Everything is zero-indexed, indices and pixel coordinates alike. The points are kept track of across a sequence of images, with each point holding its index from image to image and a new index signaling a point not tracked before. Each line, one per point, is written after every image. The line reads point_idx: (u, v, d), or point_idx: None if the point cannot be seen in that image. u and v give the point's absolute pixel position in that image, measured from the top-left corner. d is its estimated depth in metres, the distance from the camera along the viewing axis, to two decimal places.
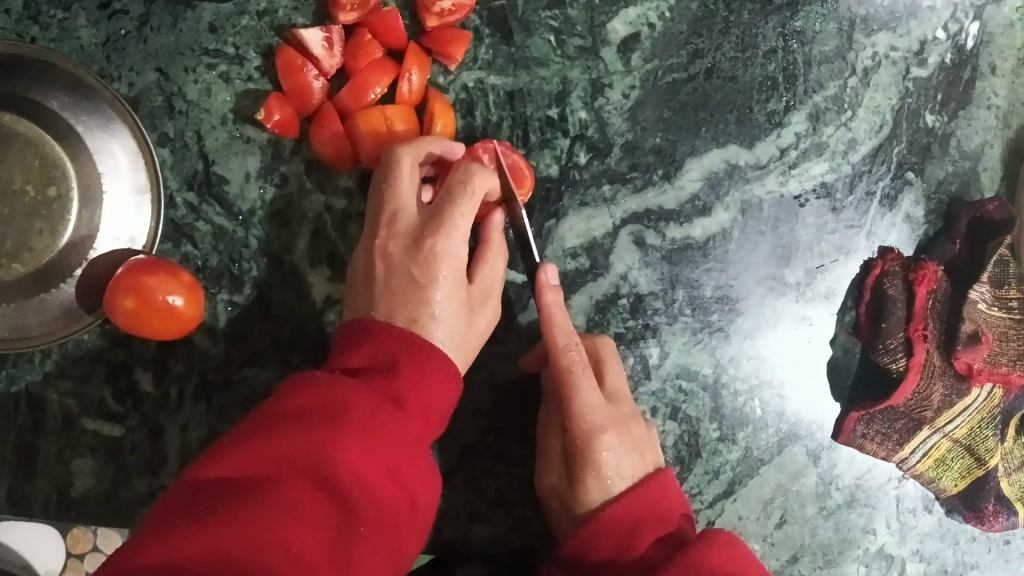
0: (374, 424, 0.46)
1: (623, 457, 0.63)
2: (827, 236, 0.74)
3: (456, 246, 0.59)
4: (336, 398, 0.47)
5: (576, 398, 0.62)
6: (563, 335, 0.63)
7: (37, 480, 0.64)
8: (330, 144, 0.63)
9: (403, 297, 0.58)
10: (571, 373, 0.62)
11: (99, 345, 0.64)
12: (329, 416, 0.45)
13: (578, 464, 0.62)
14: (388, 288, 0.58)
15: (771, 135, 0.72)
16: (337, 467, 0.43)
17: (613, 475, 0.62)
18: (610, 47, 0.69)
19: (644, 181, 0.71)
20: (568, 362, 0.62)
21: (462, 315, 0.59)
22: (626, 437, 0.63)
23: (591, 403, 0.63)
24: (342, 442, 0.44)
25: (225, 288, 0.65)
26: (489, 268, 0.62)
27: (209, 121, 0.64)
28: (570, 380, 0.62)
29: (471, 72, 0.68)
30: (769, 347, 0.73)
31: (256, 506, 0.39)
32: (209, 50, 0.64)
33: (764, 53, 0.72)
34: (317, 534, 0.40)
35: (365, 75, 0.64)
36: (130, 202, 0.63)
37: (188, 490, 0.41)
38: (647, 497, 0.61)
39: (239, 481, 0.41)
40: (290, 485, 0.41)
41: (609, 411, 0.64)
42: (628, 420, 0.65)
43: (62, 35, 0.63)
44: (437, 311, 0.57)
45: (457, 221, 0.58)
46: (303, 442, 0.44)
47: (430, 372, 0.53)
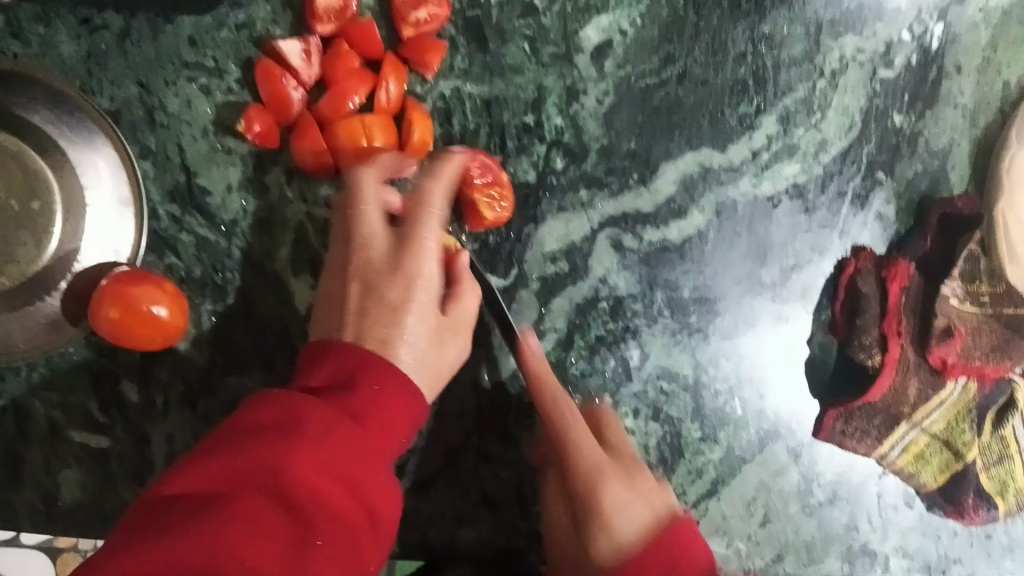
0: (333, 438, 0.45)
1: (630, 498, 0.62)
2: (801, 235, 0.75)
3: (430, 270, 0.58)
4: (294, 413, 0.46)
5: (575, 443, 0.63)
6: (552, 389, 0.65)
7: (25, 490, 0.64)
8: (307, 152, 0.65)
9: (376, 321, 0.56)
10: (565, 424, 0.64)
11: (84, 356, 0.64)
12: (288, 428, 0.45)
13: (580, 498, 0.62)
14: (362, 313, 0.56)
15: (744, 137, 0.74)
16: (291, 482, 0.43)
17: (622, 521, 0.61)
18: (583, 54, 0.71)
19: (621, 185, 0.72)
20: (562, 415, 0.64)
21: (433, 341, 0.58)
22: (630, 483, 0.63)
23: (590, 452, 0.63)
24: (298, 455, 0.44)
25: (209, 297, 0.66)
26: (464, 306, 0.62)
27: (191, 133, 0.65)
28: (567, 429, 0.64)
29: (447, 80, 0.69)
30: (749, 347, 0.75)
31: (202, 526, 0.39)
32: (189, 63, 0.65)
33: (734, 57, 0.73)
34: (268, 551, 0.40)
35: (343, 85, 0.65)
36: (113, 212, 0.64)
37: (149, 505, 0.41)
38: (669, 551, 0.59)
39: (193, 498, 0.41)
40: (245, 499, 0.42)
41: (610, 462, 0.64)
42: (634, 469, 0.65)
43: (44, 50, 0.64)
44: (409, 334, 0.56)
45: (425, 245, 0.59)
46: (260, 455, 0.43)
47: (392, 388, 0.52)
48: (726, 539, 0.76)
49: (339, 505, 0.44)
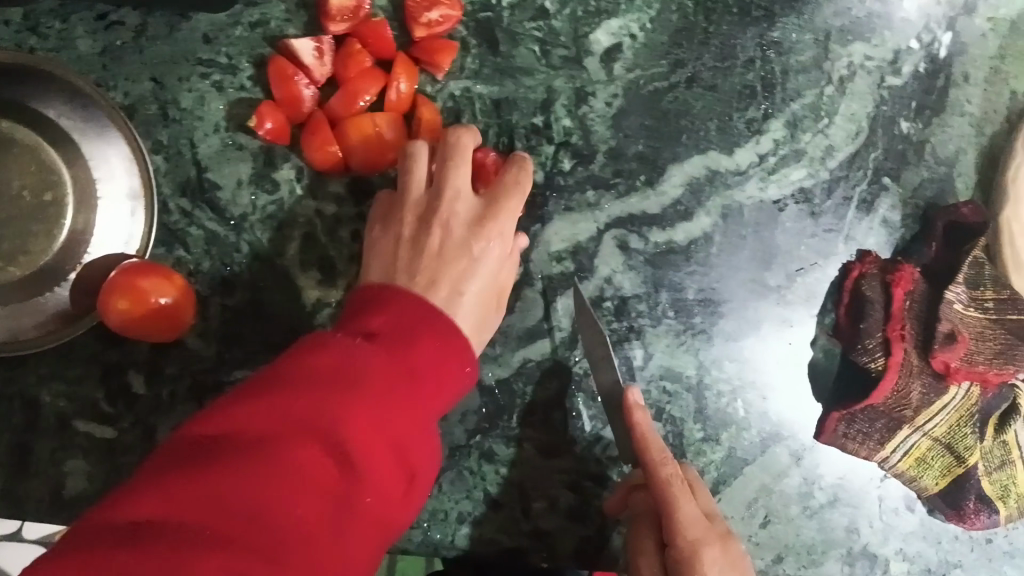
0: (383, 392, 0.46)
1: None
2: (806, 240, 0.76)
3: (502, 232, 0.64)
4: (348, 363, 0.46)
5: (677, 513, 0.61)
6: (658, 451, 0.63)
7: (30, 481, 0.64)
8: (319, 150, 0.65)
9: (453, 268, 0.62)
10: (669, 487, 0.61)
11: (93, 347, 0.65)
12: (344, 380, 0.45)
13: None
14: (439, 258, 0.62)
15: (751, 141, 0.74)
16: (345, 433, 0.42)
17: None
18: (593, 57, 0.71)
19: (627, 187, 0.72)
20: (665, 476, 0.62)
21: (488, 300, 0.64)
22: (726, 554, 0.60)
23: (692, 517, 0.61)
24: (354, 408, 0.43)
25: (218, 291, 0.66)
26: (511, 280, 0.67)
27: (203, 128, 0.66)
28: (670, 493, 0.61)
29: (457, 81, 0.70)
30: (752, 350, 0.75)
31: (256, 466, 0.39)
32: (203, 60, 0.66)
33: (743, 63, 0.73)
34: (316, 499, 0.40)
35: (354, 83, 0.66)
36: (124, 207, 0.65)
37: (197, 439, 0.41)
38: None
39: (243, 437, 0.41)
40: (299, 444, 0.41)
41: (709, 527, 0.62)
42: (730, 540, 0.62)
43: (61, 45, 0.65)
44: (477, 286, 0.63)
45: (505, 209, 0.64)
46: (315, 402, 0.43)
47: (446, 350, 0.53)
48: None
49: (385, 458, 0.44)
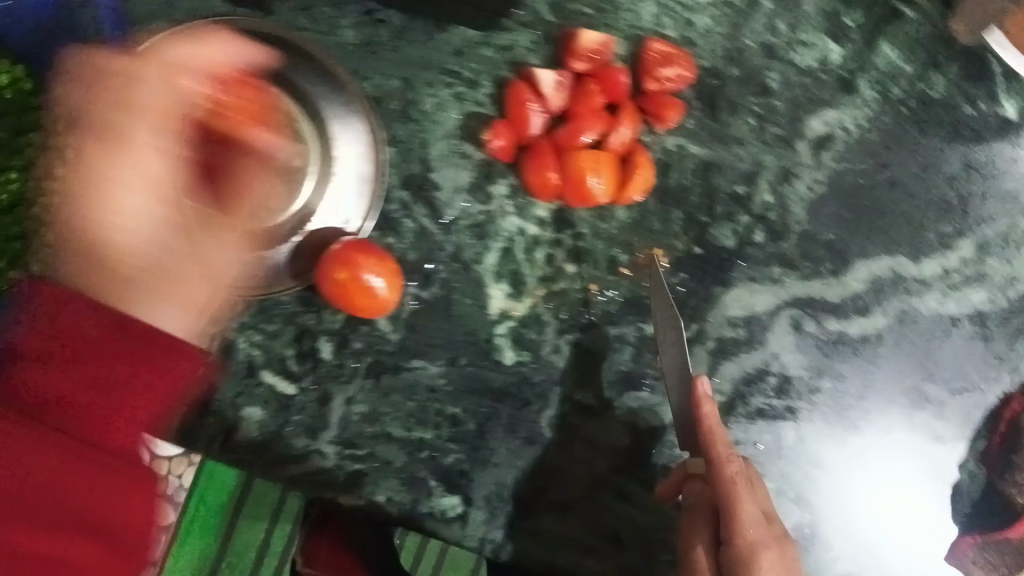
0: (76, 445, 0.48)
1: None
2: (973, 361, 0.77)
3: (154, 168, 0.52)
4: (75, 346, 0.50)
5: (737, 513, 0.61)
6: (725, 446, 0.63)
7: (206, 419, 0.67)
8: (538, 174, 0.70)
9: (76, 213, 0.52)
10: (734, 483, 0.62)
11: (293, 308, 0.69)
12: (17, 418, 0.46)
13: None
14: (85, 215, 0.53)
15: (939, 254, 0.76)
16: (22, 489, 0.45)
17: None
18: (804, 141, 0.74)
19: (812, 271, 0.75)
20: (732, 473, 0.62)
21: (232, 251, 0.61)
22: (781, 556, 0.61)
23: (754, 517, 0.61)
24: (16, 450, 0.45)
25: (415, 282, 0.71)
26: (263, 186, 0.64)
27: (436, 132, 0.71)
28: (734, 491, 0.62)
29: (674, 137, 0.73)
30: (901, 457, 0.76)
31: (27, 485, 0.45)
32: (449, 70, 0.71)
33: (946, 178, 0.76)
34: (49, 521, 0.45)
35: (582, 120, 0.70)
36: (355, 186, 0.69)
37: None
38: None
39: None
40: None
41: (769, 529, 0.62)
42: (783, 542, 0.62)
43: (328, 31, 0.70)
44: (139, 243, 0.54)
45: (138, 143, 0.51)
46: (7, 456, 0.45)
47: (138, 345, 0.51)
48: None
49: (125, 511, 0.49)
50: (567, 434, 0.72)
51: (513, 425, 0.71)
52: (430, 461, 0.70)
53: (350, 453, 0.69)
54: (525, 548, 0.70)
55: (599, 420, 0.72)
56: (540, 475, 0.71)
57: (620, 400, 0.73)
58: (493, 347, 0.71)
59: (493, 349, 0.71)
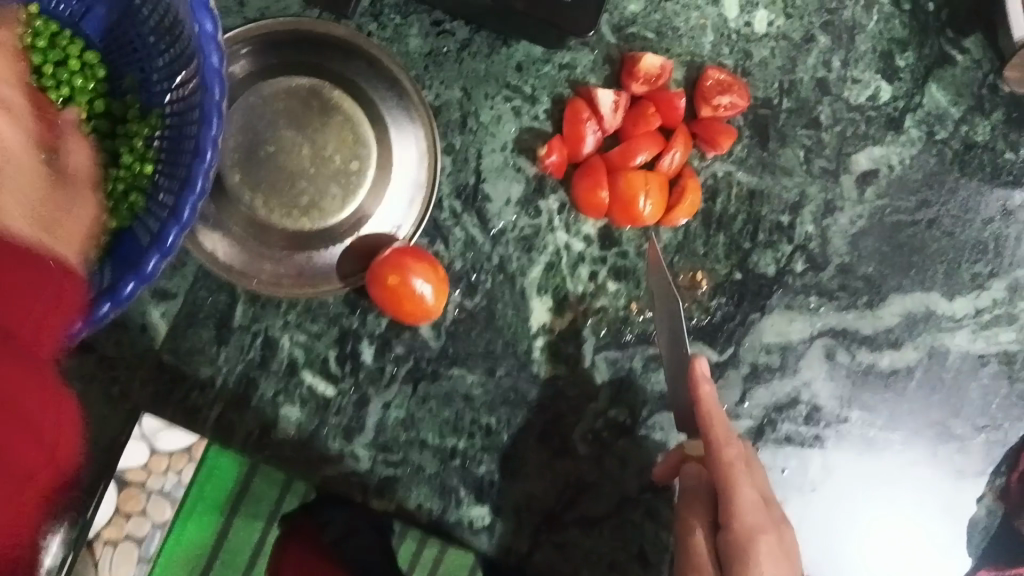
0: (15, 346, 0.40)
1: (776, 562, 0.62)
2: (998, 400, 0.78)
3: None
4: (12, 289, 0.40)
5: (736, 496, 0.63)
6: (723, 432, 0.65)
7: (244, 415, 0.67)
8: (589, 191, 0.70)
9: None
10: (732, 468, 0.64)
11: (339, 309, 0.69)
12: None
13: (735, 564, 0.62)
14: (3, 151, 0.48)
15: (972, 293, 0.77)
16: None
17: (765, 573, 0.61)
18: (849, 175, 0.75)
19: (848, 302, 0.76)
20: (730, 458, 0.64)
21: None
22: (778, 538, 0.63)
23: (751, 501, 0.63)
24: None
25: (460, 291, 0.71)
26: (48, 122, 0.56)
27: (492, 144, 0.71)
28: (730, 475, 0.63)
29: (724, 163, 0.74)
30: (921, 490, 0.77)
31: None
32: (510, 85, 0.71)
33: (983, 219, 0.77)
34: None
35: (638, 141, 0.71)
36: (410, 192, 0.70)
37: None
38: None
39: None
40: None
41: (766, 511, 0.64)
42: (779, 523, 0.64)
43: (394, 38, 0.70)
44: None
45: None
46: None
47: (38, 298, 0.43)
48: None
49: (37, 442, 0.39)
50: (599, 449, 0.73)
51: (545, 437, 0.72)
52: (462, 469, 0.70)
53: (384, 457, 0.69)
54: (549, 561, 0.71)
55: (630, 437, 0.73)
56: (571, 489, 0.72)
57: (652, 419, 0.74)
58: (532, 360, 0.72)
59: (532, 361, 0.72)
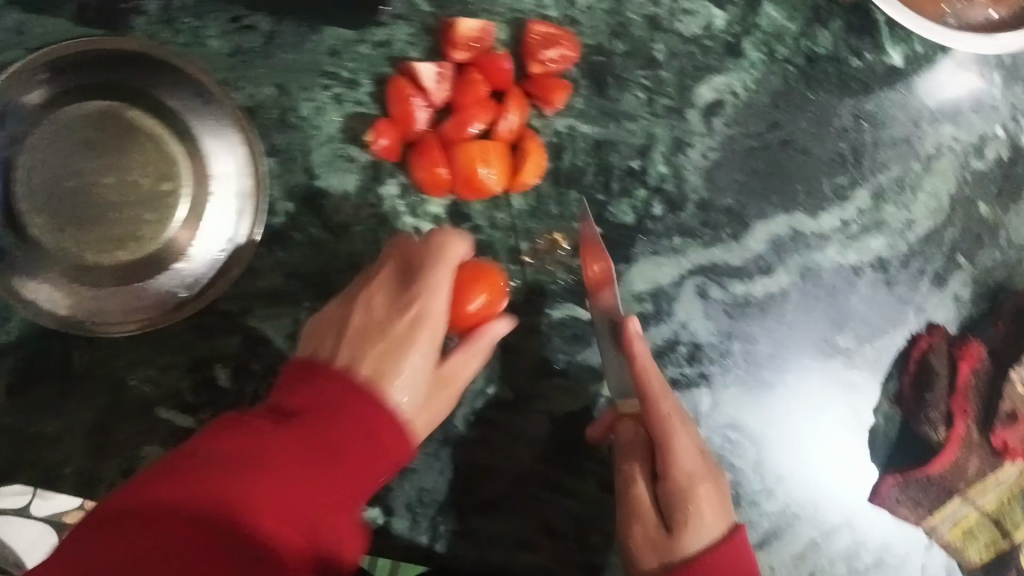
0: (297, 471, 0.49)
1: (711, 508, 0.59)
2: (879, 309, 0.77)
3: None
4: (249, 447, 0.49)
5: (672, 445, 0.61)
6: (658, 383, 0.63)
7: (108, 458, 0.68)
8: (427, 171, 0.68)
9: None
10: (668, 420, 0.62)
11: (186, 336, 0.69)
12: (249, 461, 0.49)
13: (671, 512, 0.59)
14: None
15: (836, 207, 0.76)
16: (247, 507, 0.47)
17: (708, 518, 0.59)
18: (695, 109, 0.74)
19: (713, 238, 0.75)
20: (665, 409, 0.62)
21: None
22: (716, 487, 0.61)
23: (688, 450, 0.61)
24: (260, 490, 0.48)
25: (310, 297, 0.70)
26: None
27: (317, 137, 0.69)
28: (667, 426, 0.62)
29: (564, 118, 0.72)
30: (817, 410, 0.77)
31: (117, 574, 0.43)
32: (326, 72, 0.69)
33: (837, 131, 0.76)
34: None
35: (468, 111, 0.68)
36: (235, 205, 0.68)
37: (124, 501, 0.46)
38: (735, 552, 0.58)
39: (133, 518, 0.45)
40: (205, 523, 0.45)
41: (704, 462, 0.62)
42: (718, 475, 0.62)
43: (193, 42, 0.68)
44: None
45: None
46: (237, 479, 0.48)
47: (376, 419, 0.53)
48: None
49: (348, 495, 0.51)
50: (486, 431, 0.72)
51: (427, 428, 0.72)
52: None
53: None
54: (452, 549, 0.72)
55: (515, 412, 0.73)
56: (462, 475, 0.72)
57: (535, 390, 0.73)
58: None
59: None
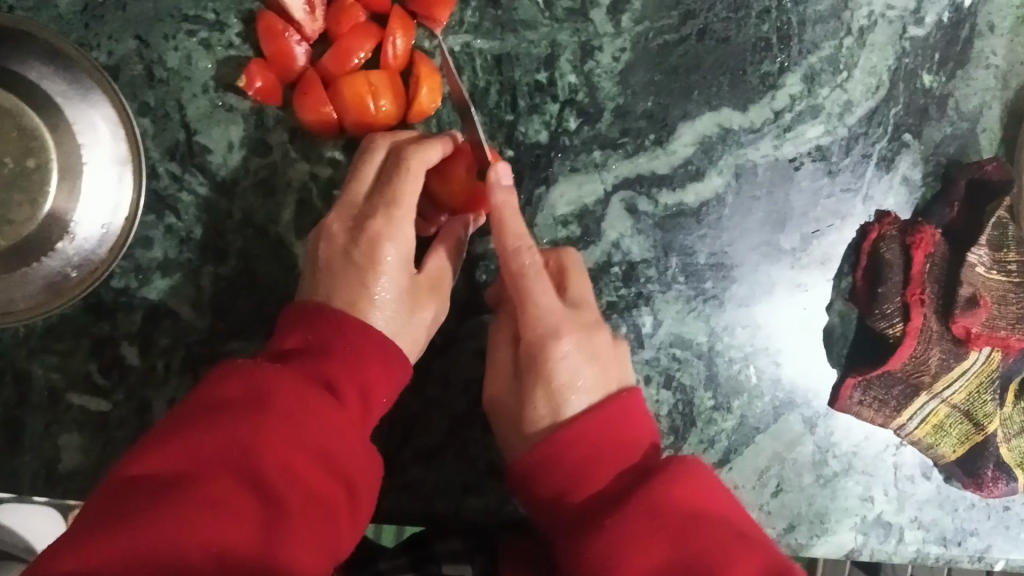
0: (304, 410, 0.48)
1: (580, 365, 0.58)
2: (822, 201, 0.72)
3: None
4: (259, 386, 0.48)
5: (528, 305, 0.58)
6: (513, 238, 0.58)
7: (26, 453, 0.65)
8: (312, 110, 0.62)
9: None
10: (524, 277, 0.57)
11: (83, 318, 0.65)
12: (250, 407, 0.47)
13: (529, 377, 0.57)
14: None
15: (766, 97, 0.71)
16: (260, 459, 0.44)
17: (568, 386, 0.57)
18: (599, 9, 0.68)
19: (635, 146, 0.69)
20: (520, 266, 0.57)
21: None
22: (586, 347, 0.58)
23: (547, 308, 0.58)
24: (266, 433, 0.45)
25: (210, 260, 0.65)
26: None
27: (190, 89, 0.64)
28: (522, 283, 0.58)
29: (457, 36, 0.66)
30: (766, 315, 0.72)
31: (159, 528, 0.39)
32: (188, 17, 0.64)
33: (758, 13, 0.70)
34: (245, 522, 0.42)
35: (347, 40, 0.63)
36: (112, 172, 0.64)
37: (118, 488, 0.42)
38: (609, 418, 0.55)
39: (162, 480, 0.43)
40: (216, 480, 0.43)
41: (569, 316, 0.59)
42: (591, 334, 0.59)
43: (40, 4, 0.63)
44: None
45: None
46: (232, 433, 0.45)
47: (368, 352, 0.54)
48: None
49: (352, 432, 0.50)
50: (416, 377, 0.68)
51: None
52: None
53: None
54: (396, 504, 0.68)
55: (445, 355, 0.69)
56: (398, 428, 0.68)
57: (463, 328, 0.69)
58: None
59: None
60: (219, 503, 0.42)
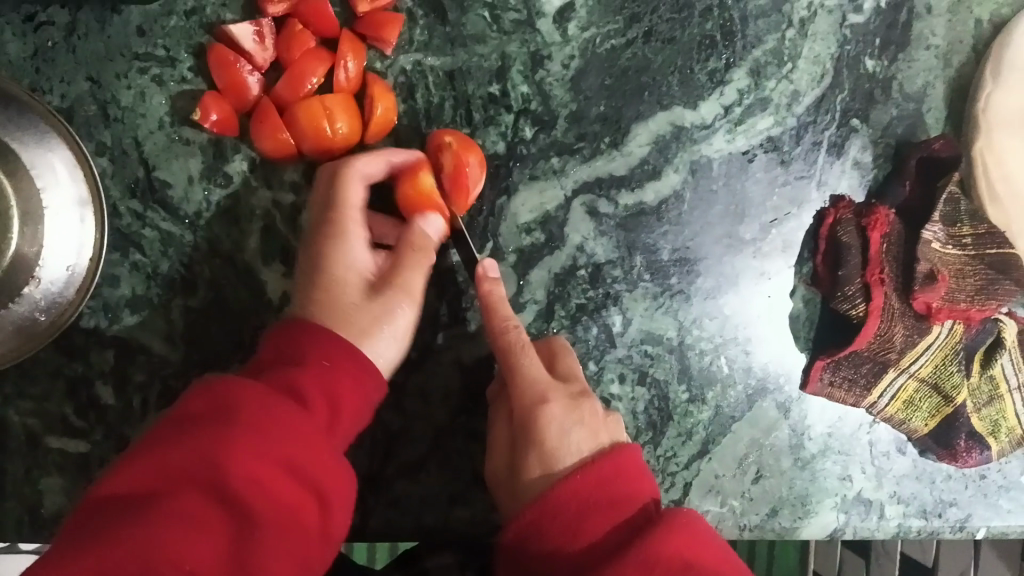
0: (274, 421, 0.47)
1: (571, 430, 0.60)
2: (778, 189, 0.74)
3: None
4: (227, 399, 0.48)
5: (518, 372, 0.62)
6: (502, 319, 0.63)
7: (7, 500, 0.64)
8: (269, 138, 0.63)
9: None
10: (512, 351, 0.62)
11: (56, 361, 0.65)
12: (220, 420, 0.47)
13: (523, 443, 0.60)
14: None
15: (715, 93, 0.72)
16: (228, 475, 0.44)
17: (562, 445, 0.59)
18: (546, 18, 0.69)
19: (592, 150, 0.71)
20: (510, 340, 0.62)
21: None
22: (574, 411, 0.61)
23: (535, 377, 0.62)
24: (233, 446, 0.45)
25: (179, 293, 0.66)
26: None
27: (146, 125, 0.64)
28: (511, 354, 0.62)
29: (407, 54, 0.67)
30: (732, 307, 0.74)
31: (120, 550, 0.39)
32: (139, 54, 0.64)
33: (700, 12, 0.72)
34: (210, 543, 0.42)
35: (300, 65, 0.63)
36: (74, 214, 0.63)
37: (92, 506, 0.42)
38: (603, 472, 0.56)
39: (130, 498, 0.43)
40: (184, 497, 0.43)
41: (559, 390, 0.62)
42: (582, 401, 0.62)
43: None
44: None
45: None
46: (200, 448, 0.45)
47: (340, 364, 0.55)
48: (720, 498, 0.74)
49: (323, 443, 0.49)
50: (392, 395, 0.69)
51: None
52: None
53: None
54: (382, 523, 0.69)
55: (420, 370, 0.69)
56: (379, 445, 0.69)
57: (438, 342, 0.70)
58: None
59: None
60: (184, 522, 0.42)
